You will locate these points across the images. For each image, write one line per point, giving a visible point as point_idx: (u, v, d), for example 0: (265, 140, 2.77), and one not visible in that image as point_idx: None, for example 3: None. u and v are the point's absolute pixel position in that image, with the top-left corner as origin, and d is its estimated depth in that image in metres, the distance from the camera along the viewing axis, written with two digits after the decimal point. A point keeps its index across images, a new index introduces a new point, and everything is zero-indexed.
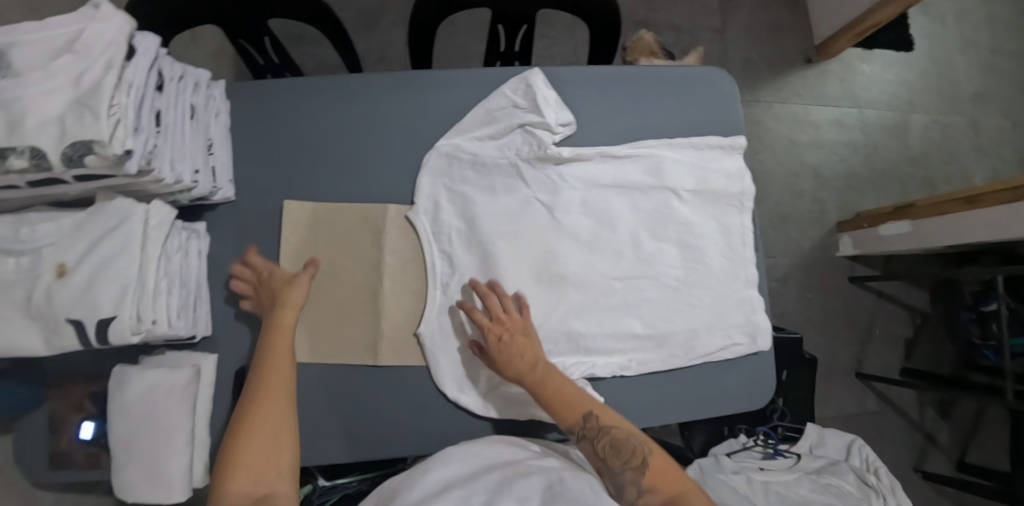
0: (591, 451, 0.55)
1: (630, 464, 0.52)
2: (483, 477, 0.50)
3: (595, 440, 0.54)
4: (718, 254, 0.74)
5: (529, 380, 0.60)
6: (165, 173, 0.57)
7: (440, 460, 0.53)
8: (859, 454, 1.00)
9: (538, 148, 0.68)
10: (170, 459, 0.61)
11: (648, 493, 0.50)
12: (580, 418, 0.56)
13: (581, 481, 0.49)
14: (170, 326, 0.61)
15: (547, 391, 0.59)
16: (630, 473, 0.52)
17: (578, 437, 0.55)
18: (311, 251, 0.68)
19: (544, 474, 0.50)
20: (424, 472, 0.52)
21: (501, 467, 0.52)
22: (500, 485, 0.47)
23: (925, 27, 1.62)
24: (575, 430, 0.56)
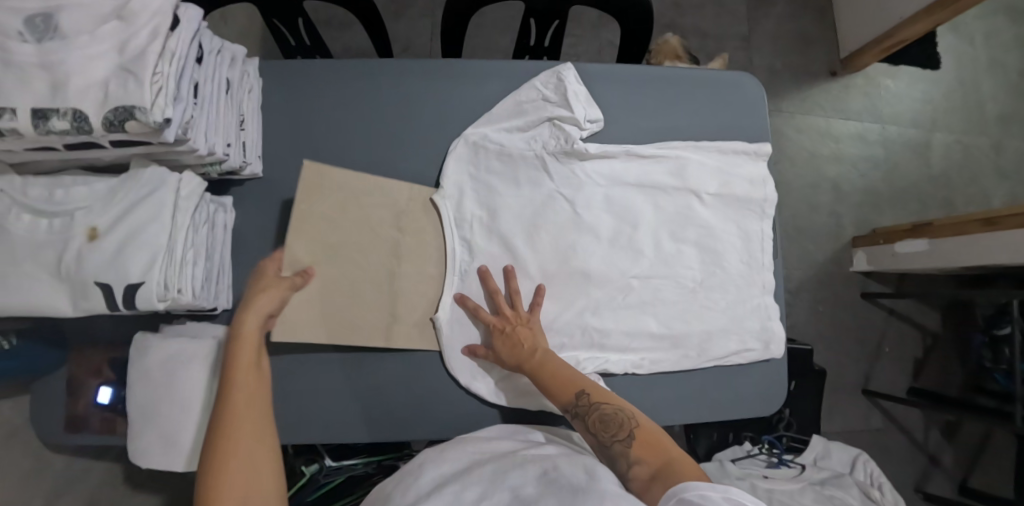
0: (583, 426, 0.56)
1: (620, 437, 0.53)
2: (478, 468, 0.52)
3: (586, 416, 0.56)
4: (737, 259, 0.74)
5: (525, 365, 0.61)
6: (200, 144, 0.57)
7: (435, 455, 0.56)
8: (863, 469, 0.99)
9: (565, 142, 0.68)
10: (186, 429, 0.62)
11: (637, 463, 0.51)
12: (573, 395, 0.57)
13: (576, 462, 0.51)
14: (194, 296, 0.61)
15: (543, 374, 0.60)
16: (619, 444, 0.53)
17: (571, 414, 0.57)
18: (327, 228, 0.64)
19: (538, 462, 0.52)
20: (421, 467, 0.54)
21: (496, 460, 0.54)
22: (494, 479, 0.49)
23: (954, 46, 1.60)
24: (568, 408, 0.57)
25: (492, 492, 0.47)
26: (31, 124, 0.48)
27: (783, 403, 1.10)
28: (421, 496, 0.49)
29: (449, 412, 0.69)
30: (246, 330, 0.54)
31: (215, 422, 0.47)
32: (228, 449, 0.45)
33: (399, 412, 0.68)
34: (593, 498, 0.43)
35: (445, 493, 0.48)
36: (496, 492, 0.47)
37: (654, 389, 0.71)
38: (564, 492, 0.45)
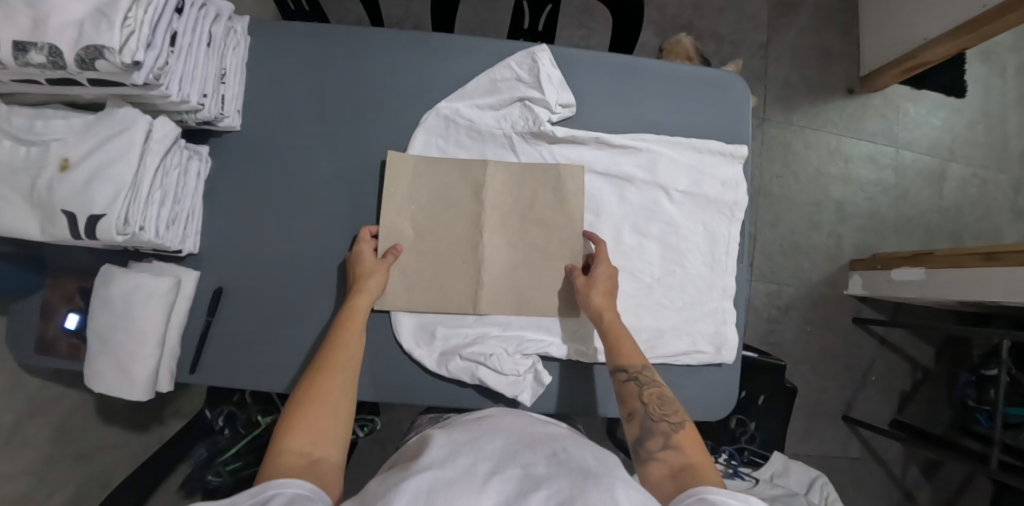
0: (634, 394, 0.57)
1: (667, 420, 0.54)
2: (487, 442, 0.51)
3: (644, 386, 0.58)
4: (698, 259, 0.73)
5: (600, 320, 0.63)
6: (172, 91, 0.60)
7: (442, 431, 0.55)
8: (819, 491, 1.01)
9: (532, 123, 0.69)
10: (137, 359, 0.65)
11: (673, 448, 0.51)
12: (640, 365, 0.60)
13: (586, 447, 0.52)
14: (157, 236, 0.64)
15: (611, 337, 0.62)
16: (666, 424, 0.54)
17: (628, 378, 0.58)
18: (415, 204, 0.69)
19: (547, 440, 0.53)
20: (435, 437, 0.54)
21: (507, 436, 0.53)
22: (504, 456, 0.48)
23: (983, 76, 1.54)
24: (631, 371, 0.59)
25: (504, 466, 0.46)
26: (11, 55, 0.51)
27: (746, 415, 1.07)
28: (437, 458, 0.48)
29: (391, 378, 0.69)
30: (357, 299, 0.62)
31: (319, 368, 0.56)
32: (317, 394, 0.53)
33: None
34: (602, 479, 0.44)
35: (457, 462, 0.47)
36: (508, 466, 0.46)
37: (599, 379, 0.71)
38: (574, 472, 0.45)
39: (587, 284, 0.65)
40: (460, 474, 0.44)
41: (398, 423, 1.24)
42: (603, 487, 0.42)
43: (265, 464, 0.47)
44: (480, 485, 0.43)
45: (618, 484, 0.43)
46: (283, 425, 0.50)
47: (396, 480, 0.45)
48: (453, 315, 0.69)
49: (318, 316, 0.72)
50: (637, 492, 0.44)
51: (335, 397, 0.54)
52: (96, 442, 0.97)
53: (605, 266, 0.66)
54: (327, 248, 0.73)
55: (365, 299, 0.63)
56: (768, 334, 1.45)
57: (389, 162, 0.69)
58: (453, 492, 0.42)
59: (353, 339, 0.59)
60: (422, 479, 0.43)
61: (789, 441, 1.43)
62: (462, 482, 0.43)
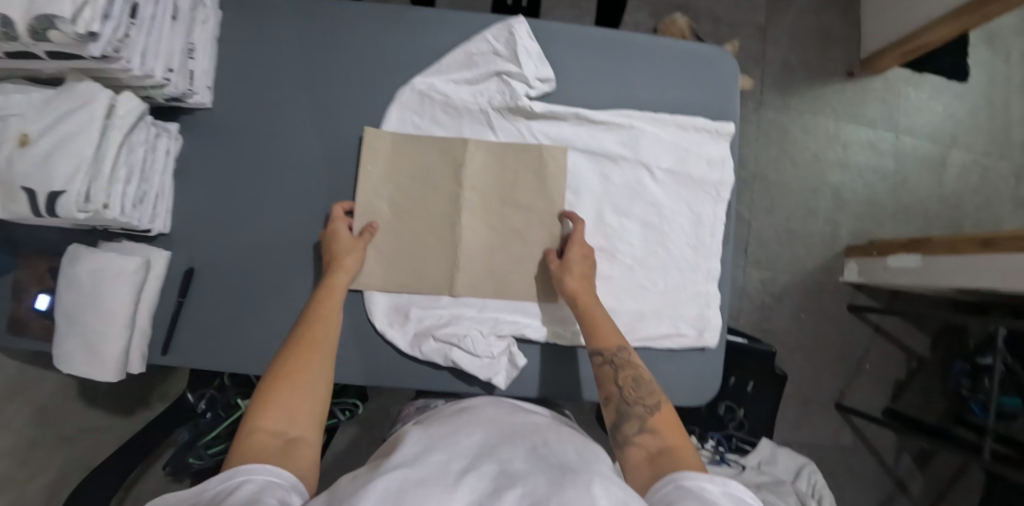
0: (610, 377, 0.56)
1: (643, 403, 0.52)
2: (464, 440, 0.49)
3: (620, 369, 0.56)
4: (682, 240, 0.71)
5: (573, 301, 0.62)
6: (134, 65, 0.57)
7: (419, 427, 0.53)
8: (807, 479, 0.98)
9: (509, 98, 0.67)
10: (106, 340, 0.63)
11: (649, 432, 0.49)
12: (616, 346, 0.57)
13: (567, 443, 0.50)
14: (123, 215, 0.62)
15: (587, 317, 0.60)
16: (640, 407, 0.52)
17: (604, 361, 0.57)
18: (393, 181, 0.67)
19: (526, 437, 0.51)
20: (409, 434, 0.51)
21: (485, 432, 0.51)
22: (480, 454, 0.46)
23: (986, 61, 1.51)
24: (606, 354, 0.57)
25: (481, 465, 0.44)
26: None
27: (737, 403, 1.07)
28: (407, 457, 0.45)
29: (363, 360, 0.67)
30: (335, 277, 0.61)
31: (294, 346, 0.54)
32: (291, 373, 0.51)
33: None
34: (581, 476, 0.41)
35: (429, 461, 0.44)
36: (485, 465, 0.44)
37: (577, 362, 0.69)
38: (552, 471, 0.43)
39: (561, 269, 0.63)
40: (433, 473, 0.42)
41: (386, 408, 1.23)
42: (581, 485, 0.40)
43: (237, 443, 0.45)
44: (453, 483, 0.41)
45: (597, 479, 0.41)
46: (258, 403, 0.48)
47: (360, 479, 0.42)
48: (428, 296, 0.67)
49: (290, 297, 0.71)
50: (620, 488, 0.41)
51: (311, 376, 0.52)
52: (79, 425, 0.95)
53: (576, 249, 0.64)
54: (300, 228, 0.71)
55: (344, 276, 0.61)
56: (762, 322, 1.42)
57: (365, 139, 0.66)
58: (424, 491, 0.39)
59: (330, 317, 0.58)
60: (392, 478, 0.41)
61: (780, 428, 1.42)
62: (435, 481, 0.41)
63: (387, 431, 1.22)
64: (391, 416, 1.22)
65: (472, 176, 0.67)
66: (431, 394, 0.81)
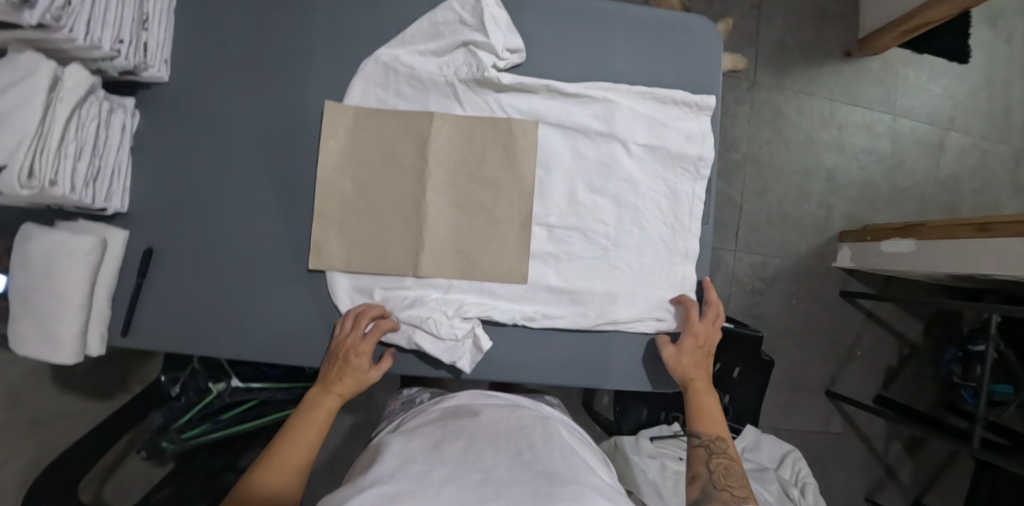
0: (701, 458, 0.56)
1: (730, 490, 0.52)
2: (445, 446, 0.49)
3: (712, 453, 0.56)
4: (658, 220, 0.69)
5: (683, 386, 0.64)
6: (79, 35, 0.53)
7: (401, 438, 0.53)
8: (790, 466, 0.97)
9: (476, 69, 0.64)
10: (60, 323, 0.61)
11: None
12: (718, 436, 0.59)
13: (553, 444, 0.51)
14: (74, 193, 0.59)
15: (696, 402, 0.62)
16: (727, 493, 0.51)
17: (698, 443, 0.58)
18: (355, 157, 0.65)
19: (514, 438, 0.51)
20: (390, 445, 0.51)
21: (467, 436, 0.51)
22: (462, 460, 0.46)
23: (988, 41, 1.47)
24: (703, 437, 0.58)
25: (463, 472, 0.44)
26: None
27: (722, 390, 1.04)
28: (387, 470, 0.45)
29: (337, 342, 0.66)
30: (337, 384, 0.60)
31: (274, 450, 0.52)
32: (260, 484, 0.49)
33: (286, 333, 0.69)
34: (569, 488, 0.42)
35: (407, 473, 0.44)
36: (466, 471, 0.44)
37: (546, 344, 0.68)
38: (538, 478, 0.44)
39: (677, 354, 0.65)
40: (411, 484, 0.42)
41: (369, 394, 1.21)
42: (570, 496, 0.41)
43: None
44: (433, 492, 0.41)
45: (585, 491, 0.43)
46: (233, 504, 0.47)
47: (339, 497, 0.42)
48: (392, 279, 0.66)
49: (252, 280, 0.69)
50: (607, 501, 0.43)
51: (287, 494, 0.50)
52: (53, 410, 0.93)
53: (693, 336, 0.65)
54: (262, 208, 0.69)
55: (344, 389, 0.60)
56: (752, 307, 1.40)
57: (325, 113, 0.65)
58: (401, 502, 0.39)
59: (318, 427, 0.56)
60: (370, 493, 0.41)
61: (769, 415, 1.40)
62: (413, 492, 0.41)
63: (369, 416, 1.20)
64: (373, 401, 1.21)
65: (437, 154, 0.64)
66: (416, 387, 0.80)
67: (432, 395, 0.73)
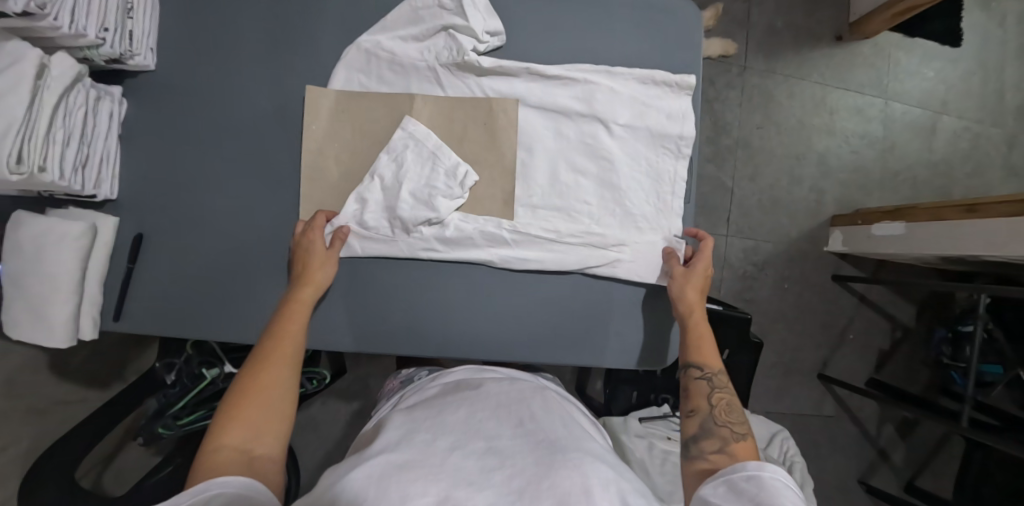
0: (703, 392, 0.57)
1: (729, 427, 0.54)
2: (448, 413, 0.50)
3: (716, 389, 0.57)
4: (641, 199, 0.70)
5: (681, 306, 0.65)
6: (64, 23, 0.54)
7: (402, 412, 0.54)
8: (778, 447, 0.97)
9: (456, 54, 0.66)
10: (54, 307, 0.62)
11: (726, 454, 0.50)
12: (716, 369, 0.59)
13: (553, 415, 0.51)
14: (65, 180, 0.60)
15: (692, 333, 0.63)
16: (727, 429, 0.53)
17: (701, 376, 0.59)
18: (338, 140, 0.68)
19: (516, 407, 0.52)
20: (392, 420, 0.52)
21: (471, 403, 0.52)
22: (467, 430, 0.47)
23: (981, 25, 1.47)
24: (706, 371, 0.59)
25: (467, 441, 0.45)
26: None
27: None
28: (393, 440, 0.47)
29: (342, 317, 0.69)
30: (303, 294, 0.62)
31: (261, 354, 0.54)
32: (254, 383, 0.51)
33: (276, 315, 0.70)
34: (570, 457, 0.43)
35: (413, 442, 0.45)
36: (471, 440, 0.45)
37: (527, 324, 0.71)
38: (540, 448, 0.44)
39: (683, 277, 0.66)
40: (418, 453, 0.44)
41: (364, 380, 1.23)
42: (572, 465, 0.42)
43: (200, 459, 0.44)
44: (440, 462, 0.42)
45: (587, 460, 0.43)
46: (221, 418, 0.48)
47: (346, 468, 0.44)
48: (392, 246, 0.68)
49: (242, 263, 0.70)
50: (608, 468, 0.44)
51: (286, 390, 0.52)
52: (53, 397, 0.94)
53: (702, 264, 0.67)
54: (249, 193, 0.70)
55: (311, 292, 0.62)
56: (744, 292, 1.40)
57: (306, 99, 0.67)
58: (407, 474, 0.41)
59: (298, 327, 0.58)
60: (380, 463, 0.42)
61: (761, 399, 1.42)
62: (420, 461, 0.43)
63: (364, 402, 1.22)
64: (368, 387, 1.22)
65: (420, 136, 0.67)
66: (416, 367, 0.81)
67: (430, 372, 0.73)
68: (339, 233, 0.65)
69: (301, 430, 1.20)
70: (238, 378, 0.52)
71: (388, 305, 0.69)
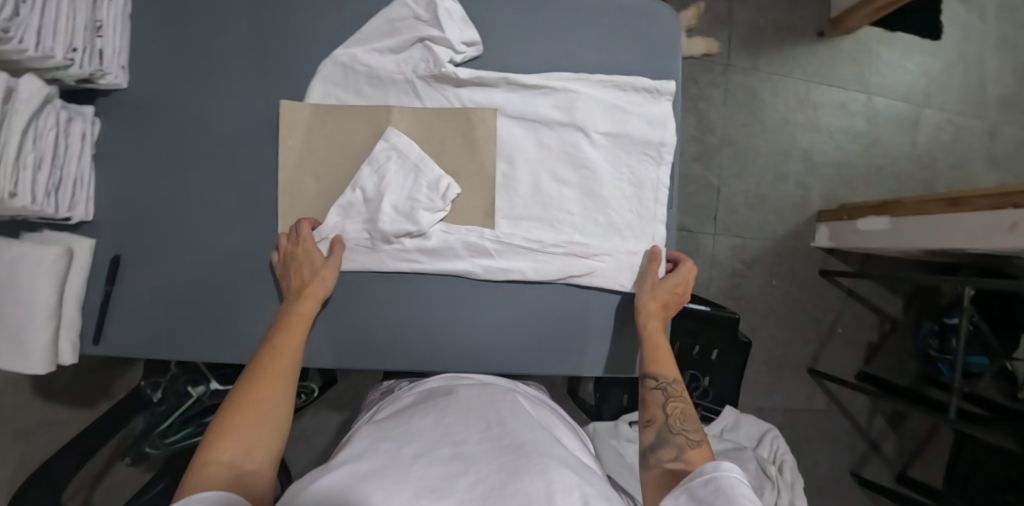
0: (658, 402, 0.60)
1: (685, 434, 0.56)
2: (416, 422, 0.51)
3: (670, 398, 0.60)
4: (624, 206, 0.70)
5: (642, 316, 0.67)
6: (30, 45, 0.52)
7: (371, 423, 0.55)
8: (769, 446, 0.97)
9: (433, 65, 0.66)
10: (30, 333, 0.61)
11: (683, 461, 0.53)
12: (672, 377, 0.62)
13: (520, 419, 0.52)
14: (37, 204, 0.59)
15: (649, 342, 0.65)
16: (683, 437, 0.56)
17: (656, 386, 0.62)
18: (316, 155, 0.67)
19: (484, 414, 0.52)
20: (360, 430, 0.52)
21: (439, 410, 0.53)
22: (432, 438, 0.48)
23: (961, 17, 1.48)
24: (662, 380, 0.62)
25: (433, 447, 0.46)
26: None
27: (703, 372, 1.05)
28: (358, 450, 0.47)
29: (322, 332, 0.68)
30: (303, 308, 0.62)
31: (259, 368, 0.55)
32: (251, 398, 0.52)
33: (259, 332, 0.70)
34: (536, 461, 0.44)
35: (379, 451, 0.46)
36: (436, 447, 0.46)
37: (512, 334, 0.71)
38: (508, 453, 0.45)
39: (649, 288, 0.67)
40: (382, 461, 0.44)
41: (354, 389, 1.22)
42: (537, 470, 0.42)
43: (190, 473, 0.45)
44: (403, 469, 0.43)
45: (552, 464, 0.44)
46: (217, 428, 0.48)
47: (311, 477, 0.44)
48: (373, 258, 0.67)
49: (223, 281, 0.69)
50: (573, 473, 0.44)
51: (280, 406, 0.53)
52: (38, 419, 0.93)
53: (673, 281, 0.69)
54: (227, 211, 0.69)
55: (311, 305, 0.63)
56: (733, 290, 1.41)
57: (281, 114, 0.66)
58: (371, 482, 0.41)
59: (296, 342, 0.59)
60: (343, 474, 0.43)
61: (753, 395, 1.43)
62: (384, 470, 0.43)
63: (356, 412, 1.21)
64: (359, 397, 1.22)
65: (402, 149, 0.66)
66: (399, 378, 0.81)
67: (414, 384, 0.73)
68: (333, 243, 0.65)
69: (292, 442, 1.19)
70: (234, 391, 0.52)
71: (369, 319, 0.69)
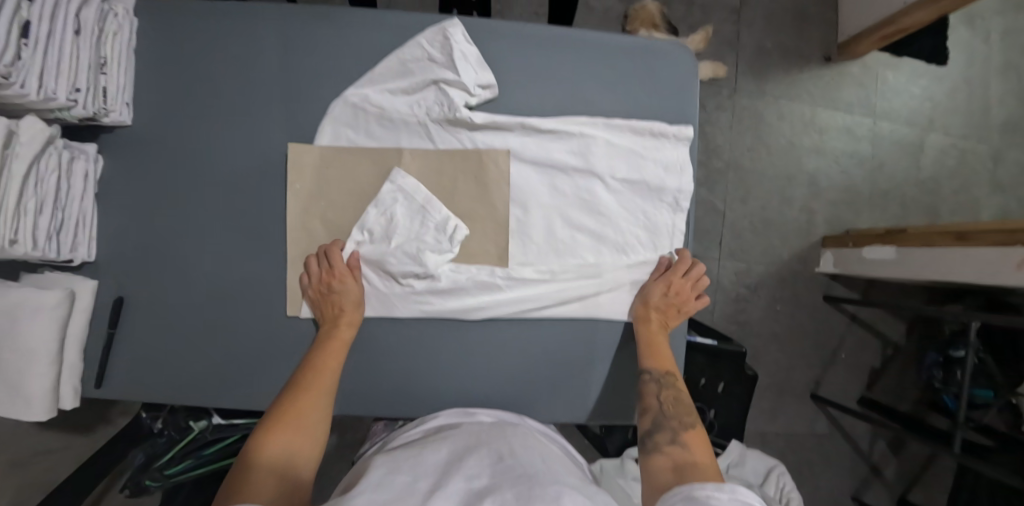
0: (653, 393, 0.64)
1: (678, 419, 0.61)
2: (430, 455, 0.50)
3: (663, 388, 0.64)
4: (637, 252, 0.70)
5: (639, 326, 0.68)
6: (31, 88, 0.50)
7: (383, 454, 0.53)
8: (775, 483, 0.96)
9: (448, 109, 0.64)
10: (28, 380, 0.59)
11: (679, 445, 0.57)
12: (667, 370, 0.65)
13: (531, 453, 0.51)
14: (39, 249, 0.57)
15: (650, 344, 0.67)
16: (677, 422, 0.60)
17: (650, 379, 0.64)
18: (324, 198, 0.66)
19: (495, 447, 0.51)
20: (374, 461, 0.51)
21: (454, 440, 0.53)
22: (447, 469, 0.46)
23: (967, 42, 1.49)
24: (655, 373, 0.65)
25: (449, 479, 0.45)
26: None
27: (708, 404, 1.05)
28: (373, 479, 0.45)
29: None
30: (339, 333, 0.63)
31: (301, 383, 0.58)
32: (293, 407, 0.55)
33: (264, 375, 0.68)
34: (549, 489, 0.43)
35: (394, 483, 0.44)
36: (452, 479, 0.44)
37: (524, 380, 0.69)
38: (520, 482, 0.44)
39: (643, 303, 0.68)
40: (398, 496, 0.42)
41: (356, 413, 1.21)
42: (550, 498, 0.41)
43: (237, 470, 0.48)
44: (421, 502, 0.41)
45: (564, 492, 0.43)
46: (262, 433, 0.52)
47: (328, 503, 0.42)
48: (382, 304, 0.67)
49: (227, 322, 0.68)
50: (584, 498, 0.44)
51: (319, 419, 0.56)
52: (34, 448, 0.91)
53: (663, 286, 0.68)
54: (234, 253, 0.67)
55: (348, 332, 0.64)
56: (737, 314, 1.41)
57: (291, 157, 0.65)
58: None
59: (336, 359, 0.62)
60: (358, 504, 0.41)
61: (756, 420, 1.42)
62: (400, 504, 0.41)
63: (356, 436, 1.20)
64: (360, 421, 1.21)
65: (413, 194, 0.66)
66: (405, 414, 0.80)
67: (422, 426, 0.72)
68: (352, 263, 0.64)
69: None
70: (278, 402, 0.56)
71: (377, 364, 0.68)
